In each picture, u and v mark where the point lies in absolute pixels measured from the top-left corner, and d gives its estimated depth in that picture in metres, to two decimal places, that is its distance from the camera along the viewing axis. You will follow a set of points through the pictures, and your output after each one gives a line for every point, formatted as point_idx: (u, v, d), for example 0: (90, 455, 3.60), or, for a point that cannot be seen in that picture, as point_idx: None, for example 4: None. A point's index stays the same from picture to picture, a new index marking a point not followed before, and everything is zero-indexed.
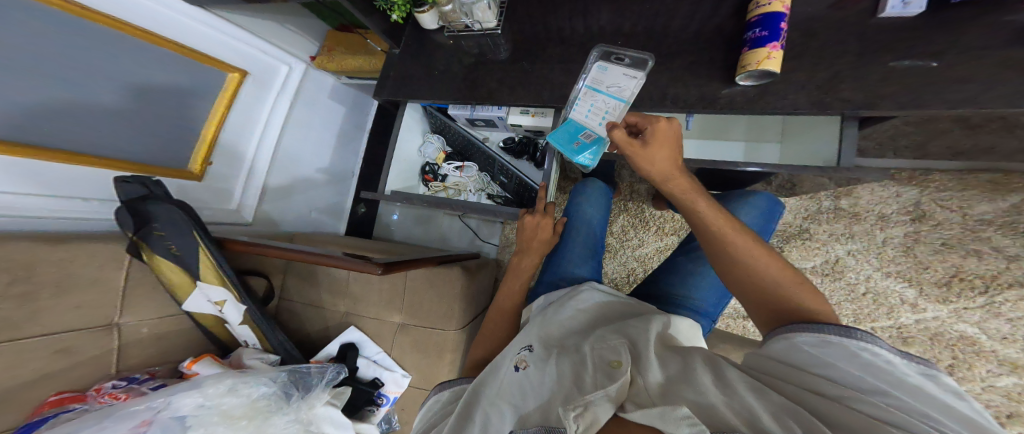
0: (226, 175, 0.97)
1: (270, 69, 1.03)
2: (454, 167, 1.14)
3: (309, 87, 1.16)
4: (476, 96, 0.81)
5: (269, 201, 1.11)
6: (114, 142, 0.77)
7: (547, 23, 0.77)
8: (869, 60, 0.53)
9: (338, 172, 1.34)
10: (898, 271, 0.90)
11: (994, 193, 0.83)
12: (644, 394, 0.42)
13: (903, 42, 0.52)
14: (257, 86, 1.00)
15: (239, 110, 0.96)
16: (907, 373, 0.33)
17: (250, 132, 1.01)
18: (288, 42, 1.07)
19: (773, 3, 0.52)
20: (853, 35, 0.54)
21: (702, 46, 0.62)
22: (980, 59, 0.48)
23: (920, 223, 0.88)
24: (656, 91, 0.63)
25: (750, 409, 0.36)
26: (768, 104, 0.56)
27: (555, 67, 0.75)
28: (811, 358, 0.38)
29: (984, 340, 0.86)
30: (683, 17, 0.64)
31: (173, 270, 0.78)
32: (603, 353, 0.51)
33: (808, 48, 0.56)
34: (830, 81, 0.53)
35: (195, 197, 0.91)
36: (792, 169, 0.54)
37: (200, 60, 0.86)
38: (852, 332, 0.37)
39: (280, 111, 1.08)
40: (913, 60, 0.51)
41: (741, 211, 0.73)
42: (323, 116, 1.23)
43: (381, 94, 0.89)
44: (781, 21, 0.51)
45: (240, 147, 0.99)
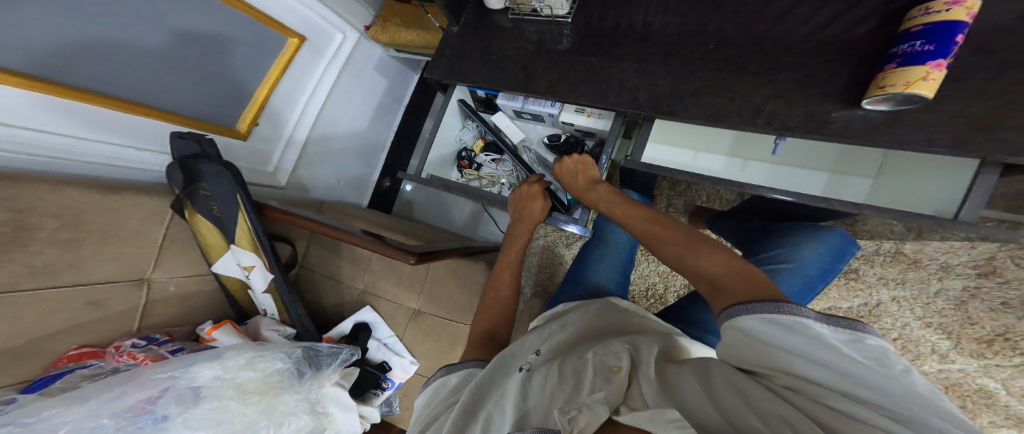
0: (268, 136, 0.94)
1: (325, 36, 0.98)
2: (490, 159, 1.06)
3: (359, 57, 1.09)
4: (535, 89, 0.75)
5: (304, 167, 1.06)
6: (155, 90, 0.70)
7: (628, 15, 0.71)
8: None
9: (370, 142, 1.27)
10: (939, 323, 0.88)
11: None
12: (640, 398, 0.38)
13: None
14: (312, 53, 0.95)
15: (292, 75, 0.93)
16: (839, 346, 0.31)
17: (296, 98, 0.97)
18: (349, 11, 1.01)
19: (954, 9, 0.39)
20: None
21: (823, 59, 0.55)
22: None
23: (986, 278, 0.83)
24: (749, 107, 0.57)
25: (738, 412, 0.30)
26: (898, 134, 0.48)
27: (631, 66, 0.68)
28: (762, 349, 0.34)
29: (1001, 395, 0.87)
30: (801, 25, 0.57)
31: (210, 230, 0.76)
32: (604, 359, 0.48)
33: (974, 71, 0.46)
34: (991, 116, 0.44)
35: (237, 157, 0.88)
36: (900, 215, 0.50)
37: (258, 19, 0.78)
38: (783, 307, 0.34)
39: (330, 80, 1.02)
40: None
41: (805, 247, 0.70)
42: (367, 86, 1.16)
43: (432, 74, 0.85)
44: (959, 33, 0.39)
45: (283, 111, 0.95)
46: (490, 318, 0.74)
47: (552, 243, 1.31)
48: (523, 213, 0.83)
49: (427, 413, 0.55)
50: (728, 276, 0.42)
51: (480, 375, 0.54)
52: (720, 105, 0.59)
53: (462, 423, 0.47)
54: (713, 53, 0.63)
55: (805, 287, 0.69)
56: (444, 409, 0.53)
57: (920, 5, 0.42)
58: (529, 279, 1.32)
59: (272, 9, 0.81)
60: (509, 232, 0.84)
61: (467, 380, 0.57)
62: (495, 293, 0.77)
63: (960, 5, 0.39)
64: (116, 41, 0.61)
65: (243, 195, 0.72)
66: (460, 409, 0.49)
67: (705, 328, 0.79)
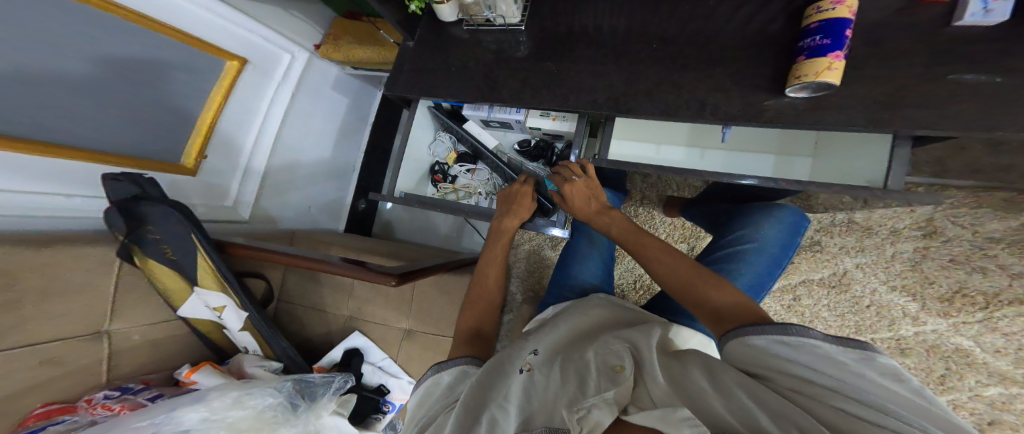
0: (223, 168, 0.93)
1: (270, 58, 0.98)
2: (466, 169, 1.08)
3: (312, 77, 1.11)
4: (500, 99, 0.73)
5: (267, 197, 1.06)
6: (88, 126, 0.69)
7: (571, 22, 0.72)
8: (933, 74, 0.48)
9: (339, 165, 1.28)
10: (903, 285, 0.93)
11: (1008, 211, 0.85)
12: (647, 397, 0.41)
13: (977, 54, 0.47)
14: (258, 75, 0.95)
15: (238, 99, 0.92)
16: (848, 362, 0.33)
17: (248, 124, 0.96)
18: (293, 30, 1.03)
19: (838, 7, 0.45)
20: (921, 44, 0.49)
21: (748, 54, 0.59)
22: None
23: (932, 238, 0.90)
24: (695, 101, 0.61)
25: (747, 409, 0.34)
26: (819, 118, 0.51)
27: (586, 68, 0.69)
28: (773, 361, 0.37)
29: (976, 352, 0.90)
30: (725, 24, 0.62)
31: (166, 274, 0.75)
32: (606, 358, 0.50)
33: (871, 55, 0.51)
34: (892, 96, 0.48)
35: (188, 193, 0.87)
36: (838, 189, 0.53)
37: (194, 44, 0.79)
38: (789, 328, 0.37)
39: (281, 103, 1.03)
40: (977, 75, 0.47)
41: (766, 225, 0.74)
42: (325, 107, 1.18)
43: (392, 91, 0.81)
44: (846, 29, 0.44)
45: (236, 141, 0.94)
46: (474, 316, 0.74)
47: (537, 247, 1.34)
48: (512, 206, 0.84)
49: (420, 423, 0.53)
50: (724, 304, 0.46)
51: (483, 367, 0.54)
52: (671, 102, 0.62)
53: (467, 423, 0.45)
54: (657, 52, 0.65)
55: (772, 264, 0.72)
56: (438, 412, 0.52)
57: (813, 4, 0.47)
58: (519, 285, 1.32)
59: (208, 34, 0.82)
60: (493, 226, 0.83)
61: (461, 377, 0.58)
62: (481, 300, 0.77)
63: (842, 4, 0.44)
64: (29, 72, 0.59)
65: (199, 234, 0.73)
66: (461, 409, 0.47)
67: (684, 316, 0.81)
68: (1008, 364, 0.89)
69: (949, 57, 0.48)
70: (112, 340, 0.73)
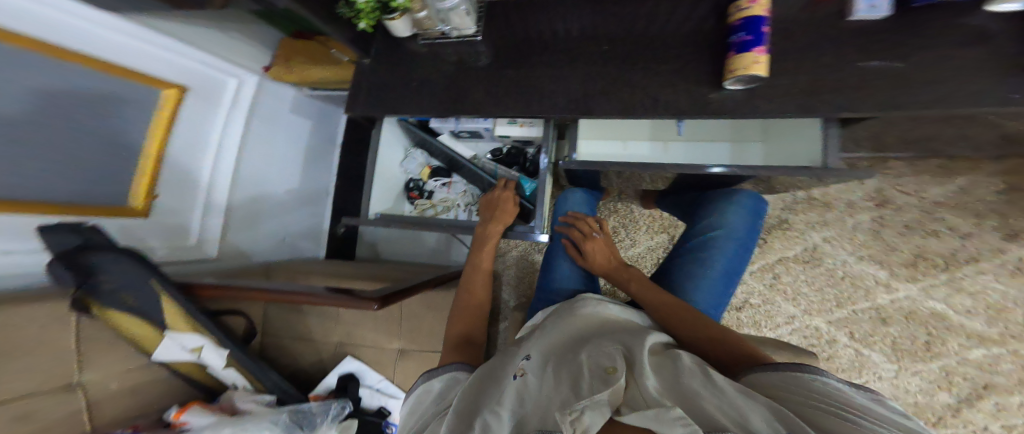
0: (178, 207, 0.88)
1: (214, 82, 0.90)
2: (442, 184, 1.11)
3: (265, 100, 1.04)
4: (465, 109, 0.73)
5: (234, 231, 1.02)
6: (20, 172, 0.60)
7: (528, 28, 0.74)
8: (843, 61, 0.53)
9: (307, 192, 1.25)
10: (869, 254, 0.97)
11: (944, 177, 0.92)
12: (640, 398, 0.43)
13: (874, 44, 0.52)
14: (201, 102, 0.87)
15: (182, 127, 0.85)
16: (853, 393, 0.39)
17: (200, 156, 0.90)
18: (239, 50, 0.93)
19: (753, 6, 0.50)
20: (829, 36, 0.54)
21: (690, 51, 0.64)
22: (954, 57, 0.49)
23: (884, 208, 0.96)
24: (648, 98, 0.64)
25: (740, 411, 0.38)
26: (756, 106, 0.55)
27: (546, 74, 0.71)
28: (789, 385, 0.43)
29: (951, 315, 0.92)
30: (664, 23, 0.66)
31: (135, 323, 0.68)
32: (599, 359, 0.52)
33: (788, 48, 0.55)
34: (814, 83, 0.53)
35: (143, 237, 0.81)
36: (787, 172, 0.56)
37: (131, 75, 0.72)
38: (807, 368, 0.44)
39: (234, 131, 0.96)
40: (880, 61, 0.51)
41: (727, 213, 0.77)
42: (287, 131, 1.13)
43: (354, 109, 0.78)
44: (764, 25, 0.49)
45: (190, 176, 0.89)
46: (465, 323, 0.72)
47: (524, 252, 1.36)
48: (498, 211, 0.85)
49: (418, 423, 0.53)
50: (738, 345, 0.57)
51: (472, 379, 0.55)
52: (628, 101, 0.65)
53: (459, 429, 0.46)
54: (609, 53, 0.68)
55: (738, 248, 0.75)
56: (433, 419, 0.52)
57: (733, 4, 0.52)
58: (510, 293, 1.35)
59: (145, 62, 0.74)
60: (479, 232, 0.83)
61: (452, 385, 0.57)
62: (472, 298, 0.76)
63: (757, 2, 0.49)
64: None
65: (157, 278, 0.67)
66: (455, 417, 0.48)
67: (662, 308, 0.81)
68: (985, 325, 0.91)
69: (859, 42, 0.53)
70: (87, 392, 0.69)
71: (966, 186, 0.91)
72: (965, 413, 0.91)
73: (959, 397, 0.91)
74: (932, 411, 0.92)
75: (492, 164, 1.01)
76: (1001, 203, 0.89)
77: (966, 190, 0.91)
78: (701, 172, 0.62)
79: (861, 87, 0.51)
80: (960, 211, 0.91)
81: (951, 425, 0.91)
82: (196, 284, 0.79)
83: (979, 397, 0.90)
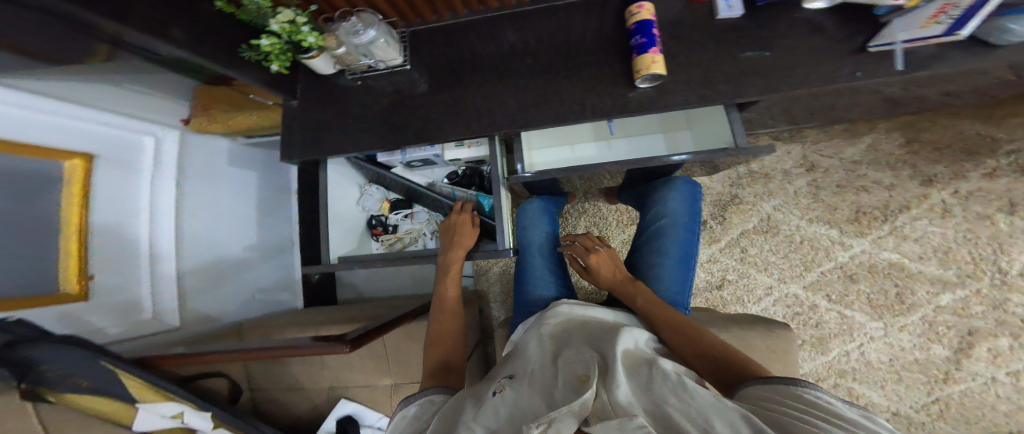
0: (118, 285, 0.80)
1: (129, 146, 0.83)
2: (404, 216, 1.17)
3: (193, 156, 0.98)
4: (405, 139, 0.77)
5: (192, 296, 0.97)
6: None
7: (459, 49, 0.78)
8: (723, 55, 0.63)
9: (270, 244, 1.23)
10: (816, 216, 1.03)
11: (851, 138, 1.01)
12: (608, 407, 0.45)
13: (740, 39, 0.63)
14: (118, 170, 0.80)
15: (101, 199, 0.77)
16: (845, 409, 0.38)
17: (132, 228, 0.84)
18: (151, 107, 0.88)
19: (643, 12, 0.60)
20: (709, 36, 0.64)
21: (602, 56, 0.69)
22: (798, 46, 0.61)
23: (814, 172, 1.03)
24: (576, 103, 0.68)
25: (705, 415, 0.40)
26: (666, 100, 0.62)
27: (477, 93, 0.75)
28: (779, 401, 0.41)
29: (908, 263, 0.97)
30: (575, 32, 0.72)
31: (101, 402, 0.64)
32: (574, 367, 0.53)
33: (674, 51, 0.64)
34: (706, 77, 0.62)
35: (87, 320, 0.74)
36: (710, 156, 0.62)
37: (27, 152, 0.64)
38: (799, 381, 0.43)
39: (164, 195, 0.90)
40: (752, 52, 0.62)
41: (669, 200, 0.83)
42: (229, 185, 1.09)
43: (292, 156, 0.81)
44: (653, 27, 0.60)
45: (125, 251, 0.82)
46: (443, 350, 0.71)
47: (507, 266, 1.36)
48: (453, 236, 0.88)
49: None
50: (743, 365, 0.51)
51: (449, 405, 0.55)
52: (560, 109, 0.69)
53: None
54: (533, 66, 0.73)
55: (686, 233, 0.80)
56: None
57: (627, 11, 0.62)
58: (499, 310, 1.37)
59: (38, 135, 0.67)
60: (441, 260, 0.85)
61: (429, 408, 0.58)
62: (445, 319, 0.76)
63: (644, 8, 0.60)
64: None
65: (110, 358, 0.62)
66: None
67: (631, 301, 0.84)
68: (938, 268, 0.95)
69: (731, 40, 0.63)
70: None
71: (872, 143, 0.99)
72: (966, 364, 0.93)
73: (953, 349, 0.94)
74: (936, 367, 0.95)
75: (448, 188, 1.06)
76: (909, 153, 0.97)
77: (872, 147, 1.00)
78: (665, 161, 0.65)
79: (745, 77, 0.61)
80: (876, 166, 0.99)
81: (963, 379, 0.93)
82: (156, 355, 0.76)
83: (971, 344, 0.93)
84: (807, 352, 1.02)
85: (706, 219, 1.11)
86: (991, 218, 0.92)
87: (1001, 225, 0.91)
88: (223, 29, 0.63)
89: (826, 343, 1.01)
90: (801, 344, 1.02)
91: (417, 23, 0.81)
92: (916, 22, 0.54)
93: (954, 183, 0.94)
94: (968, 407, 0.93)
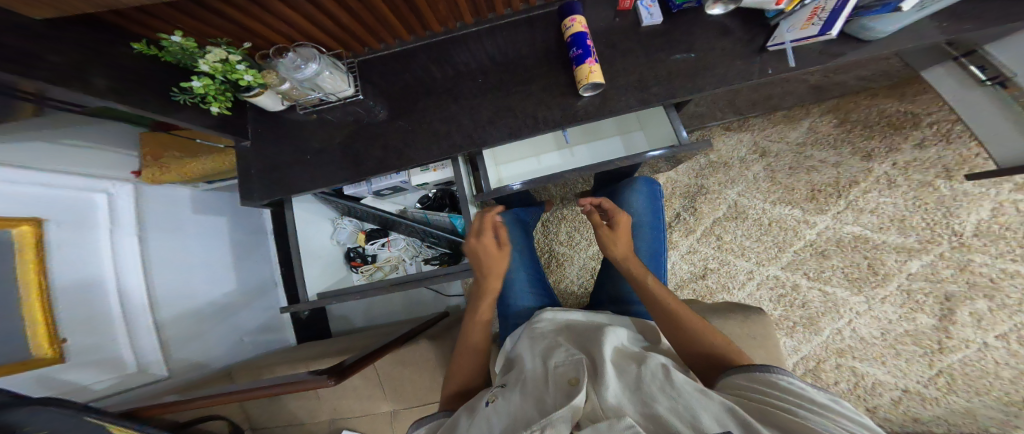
0: (95, 344, 0.78)
1: (81, 205, 0.81)
2: (381, 245, 1.17)
3: (152, 208, 0.96)
4: (367, 169, 0.77)
5: (179, 348, 0.94)
6: None
7: (406, 78, 0.79)
8: (654, 59, 0.66)
9: (252, 286, 1.21)
10: (779, 198, 1.07)
11: (792, 122, 1.07)
12: (598, 410, 0.45)
13: (665, 44, 0.66)
14: (71, 231, 0.77)
15: (56, 263, 0.73)
16: (816, 395, 0.40)
17: (96, 290, 0.80)
18: (102, 163, 0.87)
19: (575, 25, 0.63)
20: (638, 43, 0.68)
21: (547, 69, 0.72)
22: (718, 47, 0.65)
23: (767, 157, 1.08)
24: (529, 118, 0.70)
25: (692, 409, 0.40)
26: (610, 107, 0.65)
27: (435, 116, 0.76)
28: (755, 390, 0.44)
29: (871, 235, 1.00)
30: (516, 49, 0.74)
31: None
32: (564, 371, 0.54)
33: (605, 63, 0.68)
34: (641, 83, 0.65)
35: (70, 378, 0.73)
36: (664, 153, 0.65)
37: None
38: (772, 369, 0.45)
39: (129, 251, 0.87)
40: (679, 55, 0.65)
41: (631, 197, 0.86)
42: (198, 231, 1.07)
43: (255, 199, 0.81)
44: (587, 38, 0.63)
45: (94, 312, 0.79)
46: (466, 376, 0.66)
47: None
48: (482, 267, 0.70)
49: None
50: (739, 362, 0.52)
51: (447, 426, 0.55)
52: (513, 124, 0.71)
53: None
54: (483, 85, 0.75)
55: (651, 229, 0.83)
56: None
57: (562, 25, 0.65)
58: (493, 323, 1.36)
59: None
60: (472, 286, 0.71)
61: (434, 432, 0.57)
62: (467, 357, 0.67)
63: (576, 21, 0.63)
64: None
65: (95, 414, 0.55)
66: None
67: (610, 300, 0.85)
68: (899, 236, 0.98)
69: (656, 45, 0.67)
70: None
71: (812, 125, 1.05)
72: (954, 331, 0.94)
73: (937, 316, 0.95)
74: (928, 337, 0.96)
75: (422, 212, 1.07)
76: (843, 132, 1.03)
77: (813, 128, 1.05)
78: (641, 158, 0.68)
79: (672, 80, 0.64)
80: (819, 146, 1.04)
81: (956, 347, 0.94)
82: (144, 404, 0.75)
83: (952, 310, 0.94)
84: (802, 334, 1.04)
85: (678, 212, 1.15)
86: (932, 185, 0.95)
87: (942, 190, 0.95)
88: (158, 83, 0.62)
89: (817, 322, 1.03)
90: (788, 324, 1.05)
91: (365, 52, 0.81)
92: (798, 22, 0.59)
93: (891, 155, 0.98)
94: (972, 376, 0.93)
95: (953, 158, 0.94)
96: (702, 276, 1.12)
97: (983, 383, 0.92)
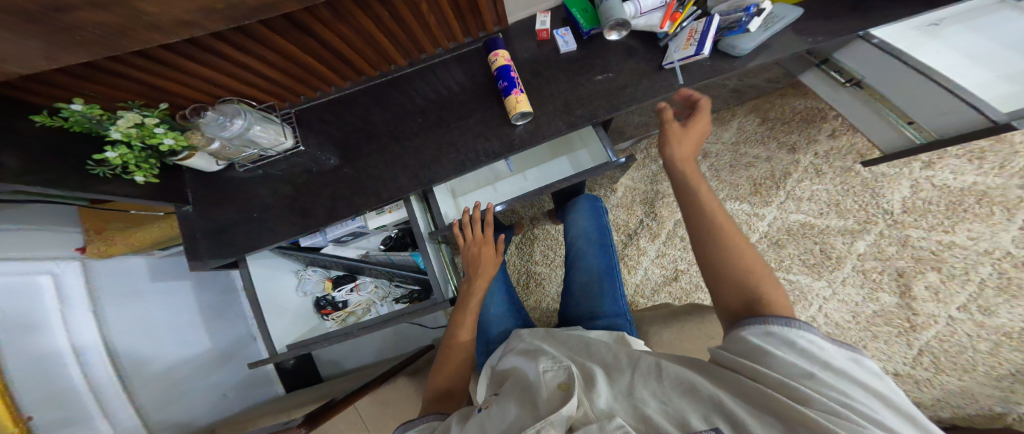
0: (67, 419, 0.71)
1: (24, 288, 0.70)
2: (349, 290, 1.12)
3: (104, 281, 0.85)
4: (315, 219, 0.75)
5: (156, 412, 0.87)
6: None
7: (345, 124, 0.79)
8: (579, 82, 0.69)
9: (229, 346, 1.12)
10: (729, 195, 1.10)
11: (723, 123, 1.14)
12: (589, 412, 0.41)
13: (586, 68, 0.70)
14: (20, 314, 0.68)
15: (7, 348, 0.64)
16: (834, 358, 0.36)
17: (58, 365, 0.73)
18: (38, 244, 0.75)
19: (499, 58, 0.65)
20: (561, 69, 0.71)
21: (482, 102, 0.73)
22: (633, 67, 0.68)
23: (709, 157, 1.13)
24: (470, 150, 0.71)
25: (683, 413, 0.37)
26: (544, 133, 0.68)
27: (379, 159, 0.76)
28: (760, 351, 0.38)
29: (818, 221, 1.04)
30: (450, 85, 0.76)
31: None
32: (551, 375, 0.48)
33: (533, 90, 0.70)
34: (569, 107, 0.68)
35: None
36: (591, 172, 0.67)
37: None
38: (789, 321, 0.39)
39: (83, 328, 0.78)
40: (600, 76, 0.69)
41: (577, 218, 0.91)
42: (159, 299, 0.98)
43: (204, 258, 0.77)
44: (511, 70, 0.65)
45: (60, 388, 0.72)
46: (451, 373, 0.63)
47: None
48: (478, 261, 0.72)
49: None
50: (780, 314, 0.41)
51: None
52: (456, 158, 0.71)
53: None
54: (423, 123, 0.75)
55: (600, 244, 0.86)
56: None
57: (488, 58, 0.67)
58: None
59: None
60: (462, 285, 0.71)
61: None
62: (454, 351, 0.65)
63: (500, 56, 0.65)
64: None
65: None
66: None
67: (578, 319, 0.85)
68: (841, 219, 1.03)
69: (578, 69, 0.70)
70: None
71: (740, 125, 1.13)
72: (919, 308, 0.96)
73: (897, 294, 0.98)
74: (897, 316, 0.98)
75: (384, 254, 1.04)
76: (768, 130, 1.10)
77: (742, 128, 1.12)
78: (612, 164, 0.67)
79: (596, 101, 0.67)
80: (751, 142, 1.11)
81: (926, 323, 0.96)
82: None
83: (908, 285, 0.98)
84: None
85: (641, 219, 1.17)
86: (853, 170, 1.03)
87: (864, 174, 1.02)
88: (72, 160, 0.59)
89: None
90: None
91: (301, 100, 0.80)
92: (679, 43, 0.65)
93: (812, 146, 1.06)
94: (951, 352, 0.93)
95: (863, 144, 1.02)
96: (671, 280, 1.13)
97: (965, 359, 0.93)
